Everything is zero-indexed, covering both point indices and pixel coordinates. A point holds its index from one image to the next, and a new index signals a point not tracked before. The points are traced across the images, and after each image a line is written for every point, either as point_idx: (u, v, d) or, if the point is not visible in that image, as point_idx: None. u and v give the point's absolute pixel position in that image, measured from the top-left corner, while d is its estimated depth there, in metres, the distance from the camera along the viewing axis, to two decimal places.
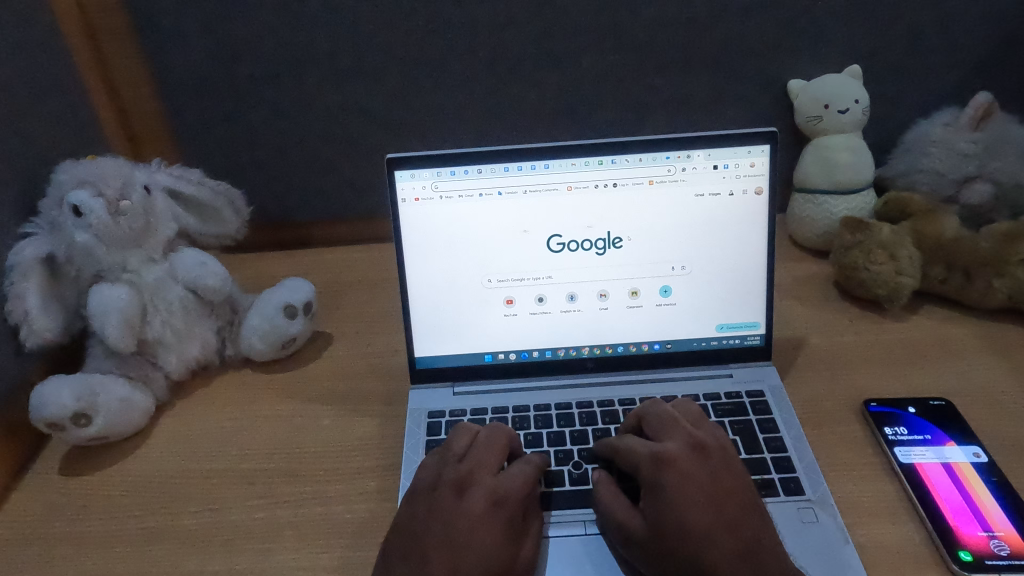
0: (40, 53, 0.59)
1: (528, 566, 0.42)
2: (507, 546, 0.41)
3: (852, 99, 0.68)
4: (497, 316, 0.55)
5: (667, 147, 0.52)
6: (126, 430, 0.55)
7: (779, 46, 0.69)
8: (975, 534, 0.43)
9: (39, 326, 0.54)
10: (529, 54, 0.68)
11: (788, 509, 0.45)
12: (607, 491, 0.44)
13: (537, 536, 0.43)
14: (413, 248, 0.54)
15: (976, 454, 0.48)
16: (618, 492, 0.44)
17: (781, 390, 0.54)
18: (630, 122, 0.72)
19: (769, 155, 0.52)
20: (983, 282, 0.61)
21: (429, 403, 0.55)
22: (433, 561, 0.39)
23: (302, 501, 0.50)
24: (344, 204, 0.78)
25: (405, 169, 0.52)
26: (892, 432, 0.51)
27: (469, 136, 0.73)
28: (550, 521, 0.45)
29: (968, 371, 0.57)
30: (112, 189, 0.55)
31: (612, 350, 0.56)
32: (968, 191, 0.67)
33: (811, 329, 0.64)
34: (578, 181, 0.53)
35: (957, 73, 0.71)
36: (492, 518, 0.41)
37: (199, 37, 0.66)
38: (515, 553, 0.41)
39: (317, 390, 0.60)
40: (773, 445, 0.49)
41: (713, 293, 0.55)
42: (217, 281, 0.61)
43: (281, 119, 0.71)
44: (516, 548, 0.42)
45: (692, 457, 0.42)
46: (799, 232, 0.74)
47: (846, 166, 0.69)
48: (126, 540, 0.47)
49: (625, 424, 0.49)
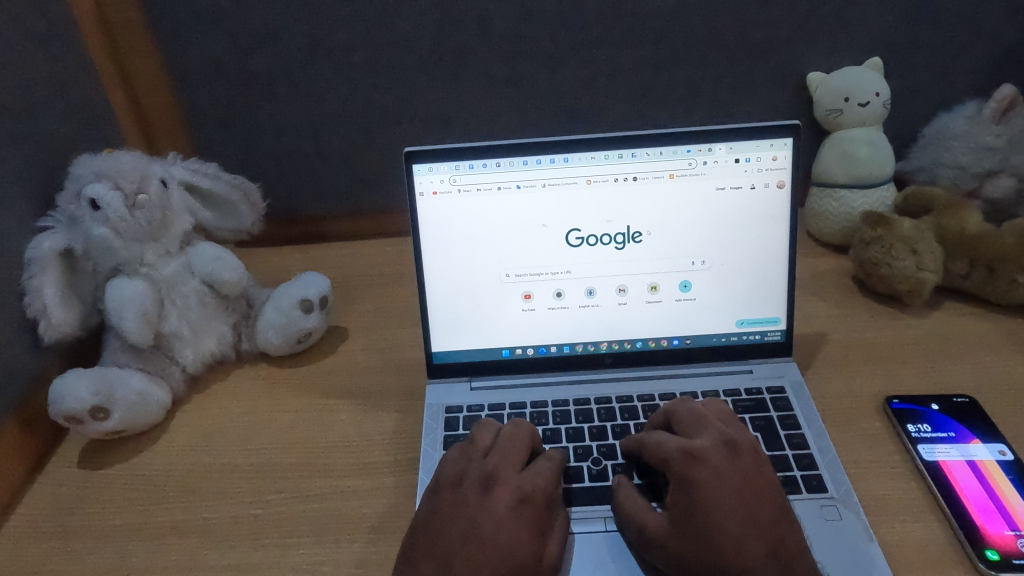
0: (57, 46, 0.59)
1: (555, 564, 0.41)
2: (534, 545, 0.40)
3: (872, 92, 0.67)
4: (515, 311, 0.55)
5: (687, 139, 0.51)
6: (142, 425, 0.55)
7: (799, 39, 0.68)
8: (1001, 533, 0.42)
9: (57, 320, 0.54)
10: (545, 47, 0.67)
11: (812, 507, 0.45)
12: (627, 493, 0.44)
13: (564, 531, 0.43)
14: (431, 242, 0.53)
15: (1001, 452, 0.48)
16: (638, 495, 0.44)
17: (802, 386, 0.53)
18: (647, 115, 0.72)
19: (791, 148, 0.51)
20: (1007, 278, 0.60)
21: (447, 398, 0.55)
22: (461, 556, 0.39)
23: (320, 495, 0.50)
24: (358, 198, 0.77)
25: (423, 162, 0.51)
26: (916, 429, 0.51)
27: (484, 130, 0.72)
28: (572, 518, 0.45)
29: (991, 368, 0.56)
30: (129, 183, 0.55)
31: (631, 346, 0.56)
32: (991, 185, 0.66)
33: (831, 325, 0.63)
34: (597, 175, 0.52)
35: (979, 66, 0.70)
36: (519, 515, 0.41)
37: (215, 31, 0.66)
38: (542, 551, 0.41)
39: (333, 384, 0.60)
40: (794, 442, 0.49)
41: (733, 288, 0.54)
42: (234, 275, 0.61)
43: (295, 113, 0.71)
44: (541, 547, 0.41)
45: (724, 453, 0.42)
46: (817, 226, 0.74)
47: (866, 160, 0.68)
48: (146, 533, 0.48)
49: (651, 422, 0.48)
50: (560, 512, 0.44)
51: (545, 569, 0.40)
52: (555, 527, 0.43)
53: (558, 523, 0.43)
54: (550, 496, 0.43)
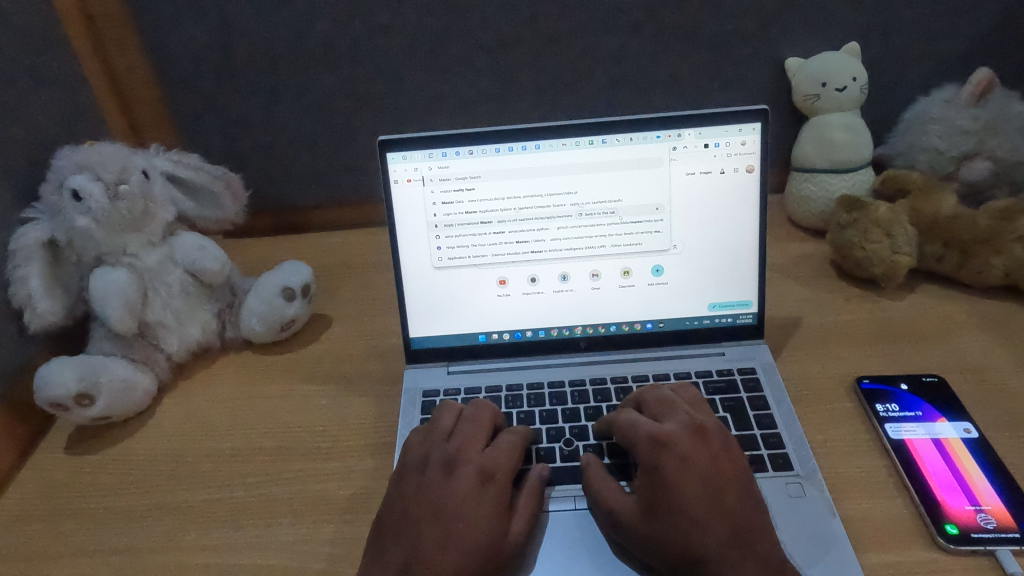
0: (40, 40, 0.60)
1: (522, 541, 0.42)
2: (499, 521, 0.42)
3: (849, 77, 0.67)
4: (490, 296, 0.56)
5: (657, 126, 0.52)
6: (128, 411, 0.56)
7: (776, 25, 0.68)
8: (962, 508, 0.43)
9: (42, 309, 0.55)
10: (525, 36, 0.68)
11: (776, 484, 0.46)
12: (597, 477, 0.44)
13: (532, 509, 0.43)
14: (406, 229, 0.54)
15: (967, 430, 0.49)
16: (607, 475, 0.45)
17: (773, 367, 0.54)
18: (627, 102, 0.72)
19: (760, 133, 0.52)
20: (980, 260, 0.61)
21: (424, 382, 0.56)
22: (426, 534, 0.40)
23: (299, 478, 0.51)
24: (343, 188, 0.78)
25: (396, 151, 0.52)
26: (884, 408, 0.51)
27: (465, 119, 0.73)
28: (551, 496, 0.46)
29: (962, 349, 0.57)
30: (110, 174, 0.56)
31: (605, 330, 0.57)
32: (968, 168, 0.67)
33: (805, 308, 0.64)
34: (570, 162, 0.53)
35: (959, 51, 0.70)
36: (482, 494, 0.43)
37: (197, 24, 0.67)
38: (507, 528, 0.42)
39: (315, 370, 0.61)
40: (763, 421, 0.50)
41: (705, 272, 0.55)
42: (217, 264, 0.61)
43: (278, 105, 0.72)
44: (506, 525, 0.42)
45: (691, 439, 0.43)
46: (796, 211, 0.74)
47: (844, 144, 0.69)
48: (130, 515, 0.49)
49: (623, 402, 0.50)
50: (534, 487, 0.45)
51: (510, 546, 0.41)
52: (519, 504, 0.43)
53: (526, 502, 0.44)
54: (512, 471, 0.45)
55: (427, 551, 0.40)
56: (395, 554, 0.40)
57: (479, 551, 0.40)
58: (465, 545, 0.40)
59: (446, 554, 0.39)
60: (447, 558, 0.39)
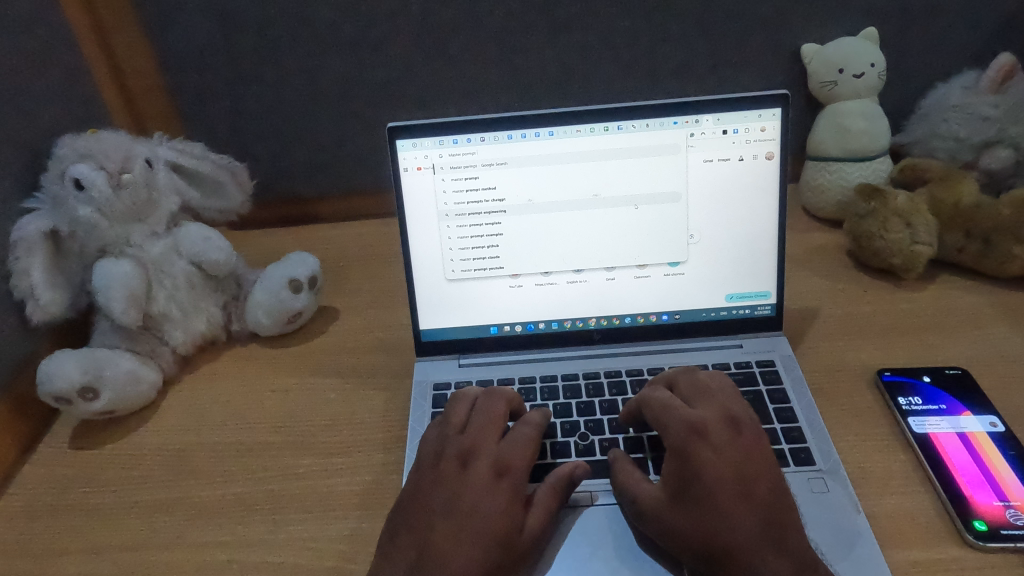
0: (40, 26, 0.59)
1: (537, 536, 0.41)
2: (515, 515, 0.40)
3: (867, 63, 0.65)
4: (502, 287, 0.54)
5: (675, 111, 0.50)
6: (133, 405, 0.55)
7: (793, 11, 0.67)
8: (991, 504, 0.42)
9: (45, 301, 0.54)
10: (536, 23, 0.67)
11: (800, 480, 0.44)
12: (624, 470, 0.43)
13: (551, 504, 0.42)
14: (417, 219, 0.53)
15: (992, 424, 0.47)
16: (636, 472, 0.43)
17: (792, 360, 0.53)
18: (639, 90, 0.71)
19: (780, 119, 0.51)
20: (1002, 250, 0.59)
21: (434, 375, 0.55)
22: (440, 529, 0.39)
23: (307, 473, 0.50)
24: (350, 179, 0.77)
25: (407, 138, 0.51)
26: (907, 401, 0.50)
27: (473, 108, 0.72)
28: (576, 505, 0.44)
29: (984, 340, 0.56)
30: (113, 163, 0.55)
31: (619, 321, 0.55)
32: (989, 156, 0.65)
33: (823, 299, 0.63)
34: (584, 149, 0.51)
35: (978, 37, 0.68)
36: (498, 489, 0.41)
37: (200, 10, 0.66)
38: (522, 522, 0.41)
39: (323, 363, 0.60)
40: (783, 415, 0.48)
41: (721, 263, 0.54)
42: (222, 255, 0.60)
43: (284, 92, 0.71)
44: (521, 517, 0.41)
45: (726, 429, 0.41)
46: (812, 201, 0.73)
47: (861, 132, 0.67)
48: (135, 512, 0.48)
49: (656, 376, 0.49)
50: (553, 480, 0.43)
51: (525, 540, 0.40)
52: (537, 496, 0.42)
53: (547, 497, 0.42)
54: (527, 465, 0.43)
55: (439, 547, 0.38)
56: (407, 551, 0.39)
57: (492, 542, 0.39)
58: (480, 539, 0.39)
59: (460, 548, 0.38)
60: (459, 554, 0.38)
